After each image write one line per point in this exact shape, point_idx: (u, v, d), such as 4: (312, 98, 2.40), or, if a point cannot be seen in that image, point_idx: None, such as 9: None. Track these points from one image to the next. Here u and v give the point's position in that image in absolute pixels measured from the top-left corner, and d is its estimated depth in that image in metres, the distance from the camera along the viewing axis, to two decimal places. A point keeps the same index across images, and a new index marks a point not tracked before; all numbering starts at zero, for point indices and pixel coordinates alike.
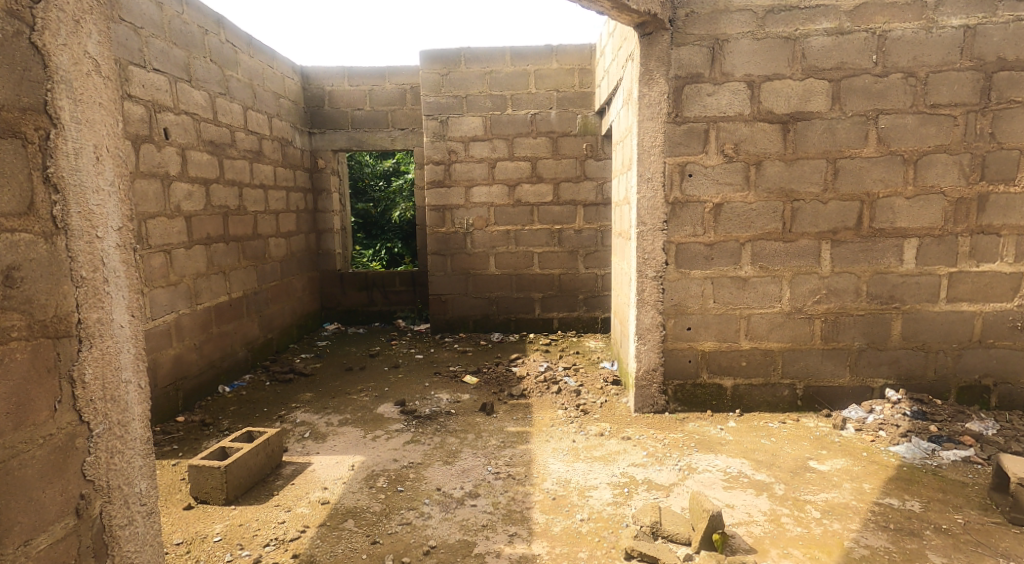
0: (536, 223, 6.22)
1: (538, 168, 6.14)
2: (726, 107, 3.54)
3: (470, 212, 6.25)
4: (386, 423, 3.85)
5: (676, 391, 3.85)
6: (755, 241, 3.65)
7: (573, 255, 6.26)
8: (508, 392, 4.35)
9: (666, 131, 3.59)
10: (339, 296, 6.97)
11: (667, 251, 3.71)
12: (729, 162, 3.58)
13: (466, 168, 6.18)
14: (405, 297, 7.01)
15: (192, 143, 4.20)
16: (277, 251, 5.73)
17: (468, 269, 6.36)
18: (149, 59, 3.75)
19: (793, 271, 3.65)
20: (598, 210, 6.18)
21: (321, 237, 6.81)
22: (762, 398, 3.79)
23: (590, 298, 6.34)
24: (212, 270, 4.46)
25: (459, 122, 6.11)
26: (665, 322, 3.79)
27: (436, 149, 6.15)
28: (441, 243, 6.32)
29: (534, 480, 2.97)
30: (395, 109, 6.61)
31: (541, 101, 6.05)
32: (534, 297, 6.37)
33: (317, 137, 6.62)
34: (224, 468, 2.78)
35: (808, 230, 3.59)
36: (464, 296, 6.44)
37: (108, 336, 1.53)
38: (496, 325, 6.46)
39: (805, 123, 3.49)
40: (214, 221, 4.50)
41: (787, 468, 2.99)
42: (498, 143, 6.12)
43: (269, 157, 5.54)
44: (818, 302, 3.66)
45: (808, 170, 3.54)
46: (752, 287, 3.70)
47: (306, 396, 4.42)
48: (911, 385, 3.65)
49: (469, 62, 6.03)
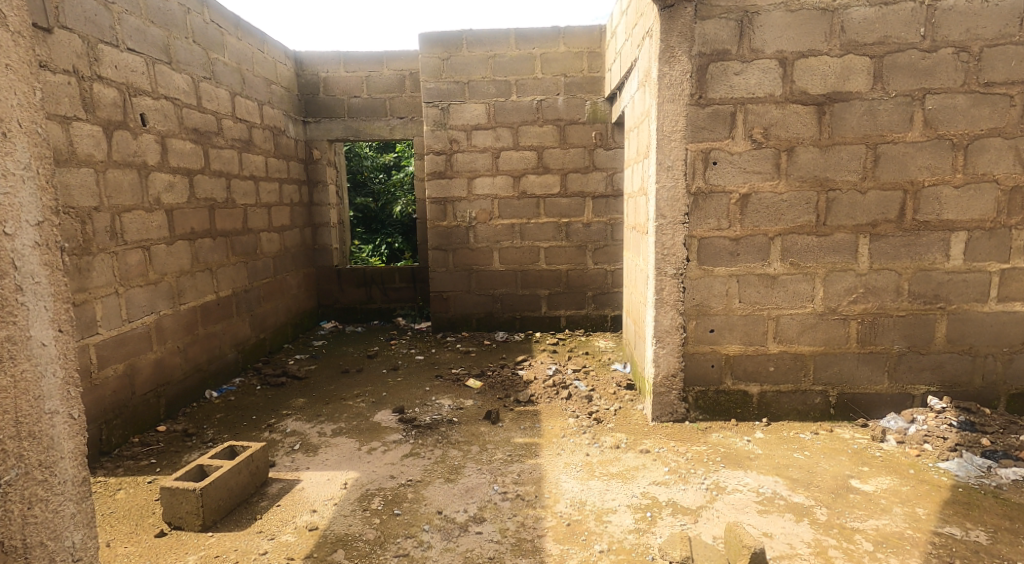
0: (542, 216, 5.91)
1: (544, 159, 5.82)
2: (755, 87, 3.21)
3: (472, 205, 5.93)
4: (384, 433, 3.56)
5: (698, 398, 3.55)
6: (786, 235, 3.33)
7: (581, 250, 5.95)
8: (514, 398, 4.06)
9: (689, 114, 3.27)
10: (336, 293, 6.67)
11: (689, 246, 3.41)
12: (758, 148, 3.26)
13: (468, 158, 5.86)
14: (405, 294, 6.71)
15: (173, 131, 3.89)
16: (269, 246, 5.42)
17: (470, 265, 6.05)
18: (122, 38, 3.43)
19: (828, 268, 3.33)
20: (608, 203, 5.86)
21: (317, 232, 6.51)
22: (792, 406, 3.49)
23: (599, 295, 6.04)
24: (197, 267, 4.16)
25: (461, 109, 5.79)
26: (686, 323, 3.49)
27: (436, 139, 5.84)
28: (442, 238, 6.01)
29: (546, 502, 2.68)
30: (394, 97, 6.29)
31: (547, 87, 5.72)
32: (540, 295, 6.07)
33: (312, 126, 6.31)
34: (199, 490, 2.49)
35: (845, 222, 3.28)
36: (467, 293, 6.13)
37: (24, 359, 1.37)
38: (501, 324, 6.16)
39: (844, 104, 3.16)
40: (199, 215, 4.19)
41: (827, 489, 2.68)
42: (501, 132, 5.80)
43: (259, 147, 5.21)
44: (853, 302, 3.35)
45: (845, 156, 3.22)
46: (782, 286, 3.39)
47: (298, 402, 4.13)
48: (956, 393, 3.34)
49: (472, 45, 5.70)
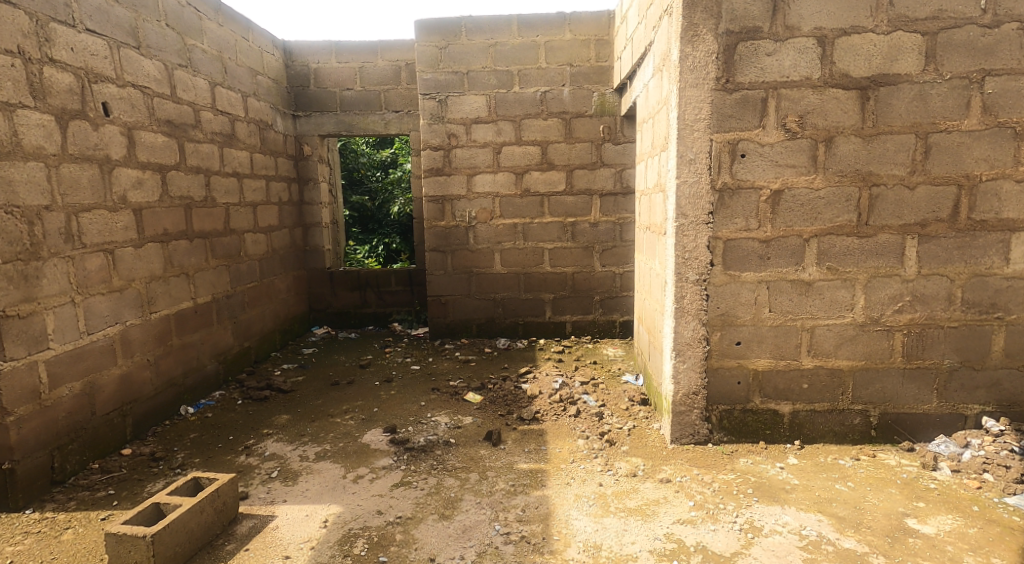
0: (546, 215, 5.55)
1: (549, 154, 5.46)
2: (789, 70, 2.86)
3: (472, 204, 5.57)
4: (373, 457, 3.20)
5: (722, 418, 3.19)
6: (822, 236, 2.97)
7: (588, 251, 5.59)
8: (517, 415, 3.71)
9: (714, 101, 2.92)
10: (328, 297, 6.32)
11: (713, 248, 3.06)
12: (792, 139, 2.91)
13: (467, 154, 5.50)
14: (402, 298, 6.36)
15: (143, 122, 3.54)
16: (255, 248, 5.07)
17: (470, 267, 5.69)
18: (80, 17, 3.07)
19: (869, 273, 2.97)
20: (617, 201, 5.50)
21: (308, 232, 6.15)
22: (827, 427, 3.12)
23: (607, 300, 5.69)
24: (171, 272, 3.80)
25: (460, 102, 5.42)
26: (709, 335, 3.13)
27: (433, 133, 5.47)
28: (440, 239, 5.65)
29: (556, 547, 2.33)
30: (388, 89, 5.93)
31: (552, 77, 5.36)
32: (544, 299, 5.72)
33: (302, 120, 5.96)
34: (150, 537, 2.14)
35: (890, 222, 2.91)
36: (467, 297, 5.77)
37: None
38: (502, 330, 5.81)
39: (890, 89, 2.81)
40: (174, 215, 3.84)
41: (881, 531, 2.34)
42: (503, 125, 5.44)
43: (243, 142, 4.86)
44: (899, 312, 2.99)
45: (891, 147, 2.86)
46: (817, 294, 3.03)
47: (281, 420, 3.77)
48: (1014, 414, 2.99)
49: (472, 33, 5.34)
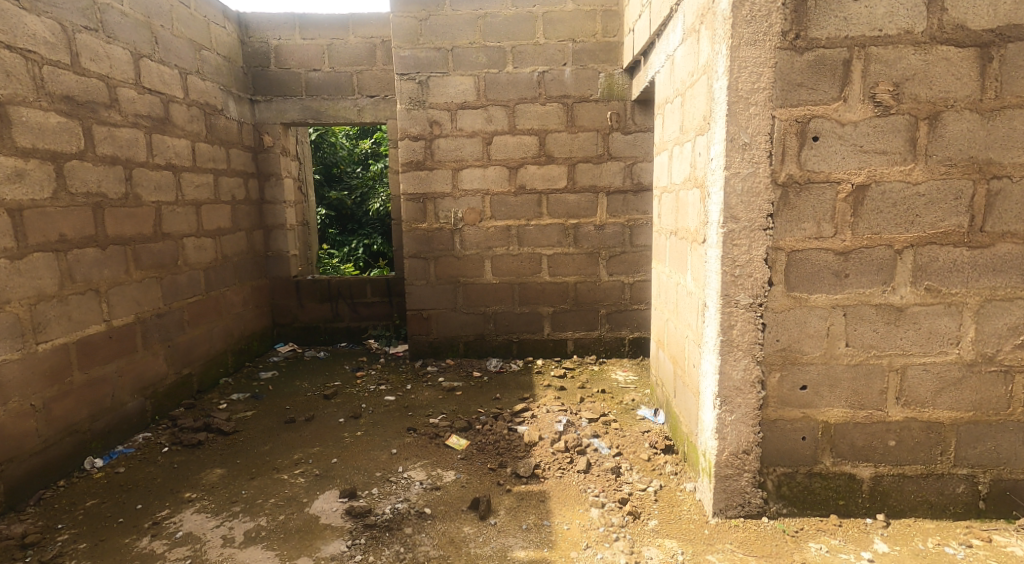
0: (545, 217, 4.78)
1: (547, 145, 4.69)
2: (882, 21, 2.11)
3: (458, 203, 4.79)
4: (320, 538, 2.42)
5: (781, 484, 2.43)
6: (921, 247, 2.22)
7: (593, 258, 4.84)
8: (512, 470, 2.95)
9: (778, 63, 2.17)
10: (294, 310, 5.52)
11: (773, 263, 2.31)
12: (884, 116, 2.16)
13: (452, 144, 4.71)
14: (379, 310, 5.57)
15: (24, 96, 2.78)
16: (200, 257, 4.28)
17: (456, 276, 4.91)
18: None
19: (983, 296, 2.23)
20: (626, 199, 4.75)
21: (270, 235, 5.35)
22: (921, 498, 2.37)
23: (614, 314, 4.94)
24: (73, 289, 3.02)
25: (443, 83, 4.64)
26: (765, 376, 2.38)
27: (412, 120, 4.68)
28: (422, 243, 4.86)
29: None
30: (362, 71, 5.13)
31: (551, 55, 4.60)
32: (542, 313, 4.96)
33: (262, 106, 5.15)
34: None
35: (1013, 228, 2.17)
36: (453, 311, 4.98)
37: None
38: (494, 349, 5.04)
39: (1019, 47, 2.08)
40: (77, 216, 3.06)
41: None
42: (494, 112, 4.66)
43: (183, 129, 4.06)
44: (1019, 348, 2.25)
45: (1018, 127, 2.12)
46: (912, 323, 2.28)
47: (213, 475, 2.99)
48: None
49: (457, 3, 4.55)
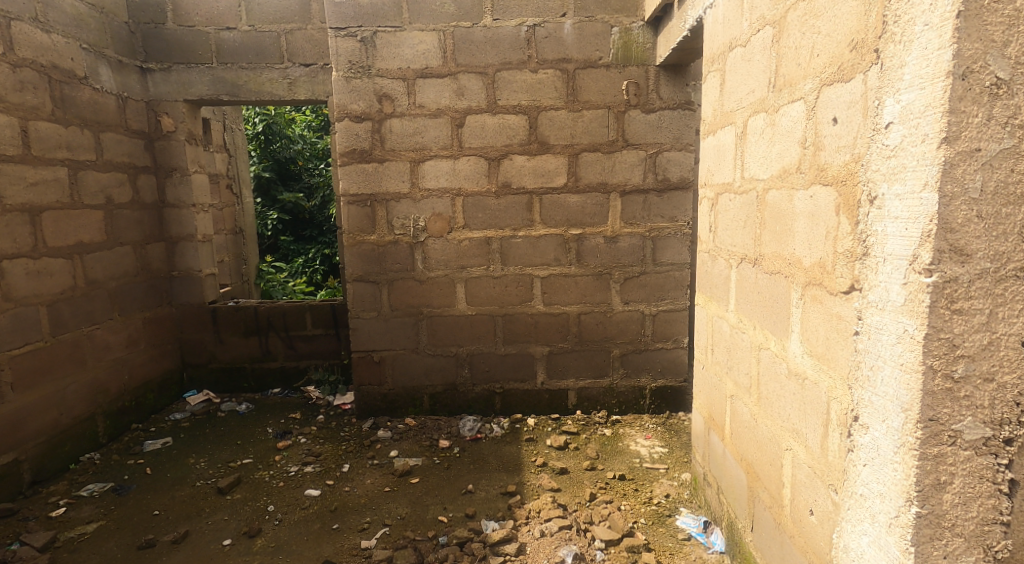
0: (537, 225, 3.50)
1: (540, 127, 3.41)
2: None
3: (418, 207, 3.49)
4: None
5: None
6: None
7: (603, 281, 3.56)
8: None
9: None
10: (210, 347, 4.20)
11: None
12: None
13: (409, 126, 3.41)
14: (322, 346, 4.27)
15: None
16: (42, 286, 2.98)
17: (418, 306, 3.61)
18: None
19: None
20: (648, 202, 3.48)
21: (174, 249, 4.03)
22: None
23: (631, 356, 3.67)
24: None
25: (396, 41, 3.34)
26: None
27: (353, 93, 3.38)
28: (370, 263, 3.56)
29: None
30: (292, 30, 3.81)
31: (545, 2, 3.31)
32: (534, 355, 3.67)
33: (158, 77, 3.85)
34: None
35: None
36: (414, 353, 3.68)
37: None
38: (470, 403, 3.75)
39: None
40: None
41: None
42: (466, 81, 3.37)
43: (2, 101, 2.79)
44: None
45: None
46: None
47: None
48: None
49: None
